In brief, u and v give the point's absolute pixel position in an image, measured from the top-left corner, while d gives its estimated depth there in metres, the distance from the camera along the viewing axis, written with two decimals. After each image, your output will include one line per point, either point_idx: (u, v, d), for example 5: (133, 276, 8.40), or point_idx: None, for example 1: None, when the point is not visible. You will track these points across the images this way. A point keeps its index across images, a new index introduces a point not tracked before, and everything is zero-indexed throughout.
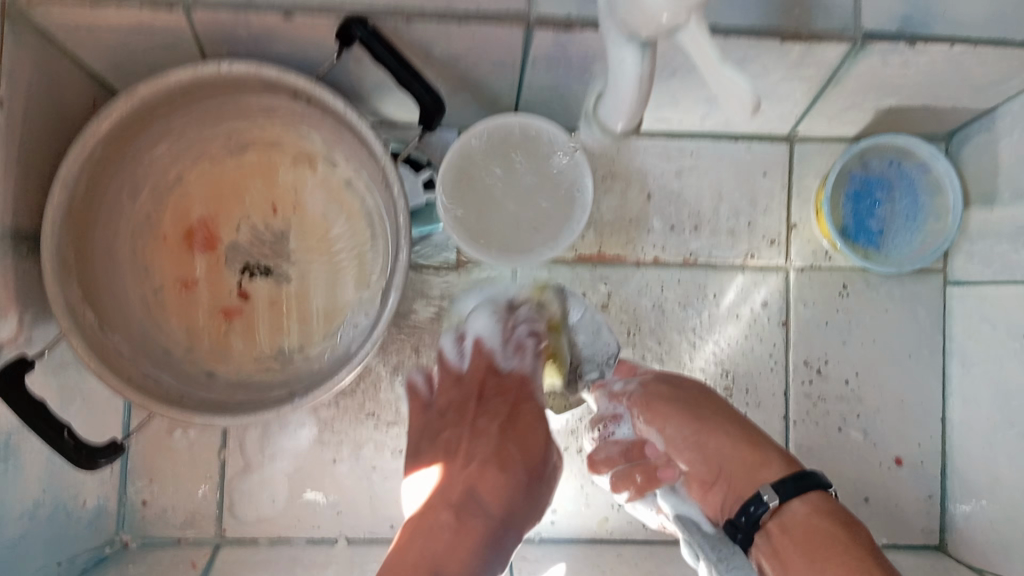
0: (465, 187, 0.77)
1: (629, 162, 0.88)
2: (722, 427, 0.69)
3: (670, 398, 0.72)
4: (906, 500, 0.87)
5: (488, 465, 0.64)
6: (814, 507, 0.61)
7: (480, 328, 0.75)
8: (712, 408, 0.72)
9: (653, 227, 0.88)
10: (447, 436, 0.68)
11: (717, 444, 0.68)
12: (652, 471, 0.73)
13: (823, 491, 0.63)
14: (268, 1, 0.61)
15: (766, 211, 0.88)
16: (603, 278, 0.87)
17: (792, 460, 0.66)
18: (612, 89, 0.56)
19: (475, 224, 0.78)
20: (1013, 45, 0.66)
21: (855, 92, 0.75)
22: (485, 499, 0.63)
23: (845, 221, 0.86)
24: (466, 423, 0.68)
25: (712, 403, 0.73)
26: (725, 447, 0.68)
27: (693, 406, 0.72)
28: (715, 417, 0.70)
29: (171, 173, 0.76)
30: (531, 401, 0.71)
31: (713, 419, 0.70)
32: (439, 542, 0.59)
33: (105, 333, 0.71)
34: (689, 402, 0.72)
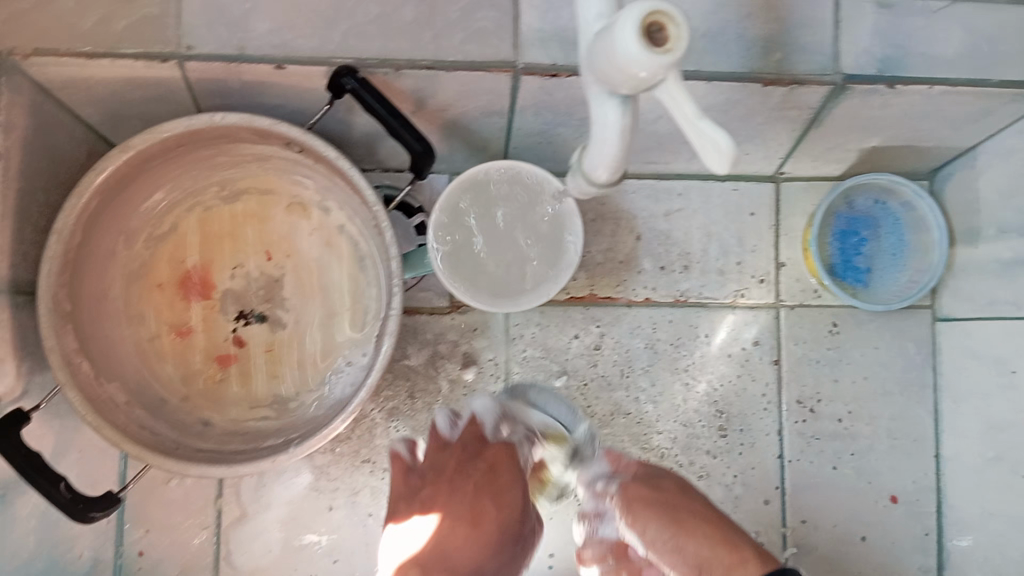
0: (462, 257, 0.79)
1: (619, 205, 0.89)
2: (698, 523, 0.65)
3: (648, 499, 0.68)
4: (903, 538, 0.87)
5: (461, 520, 0.62)
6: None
7: (484, 413, 0.76)
8: (691, 503, 0.67)
9: (643, 268, 0.89)
10: (430, 502, 0.66)
11: (693, 544, 0.64)
12: (638, 570, 0.74)
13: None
14: (260, 55, 0.62)
15: (754, 250, 0.89)
16: (595, 319, 0.88)
17: (770, 557, 0.61)
18: (594, 138, 0.56)
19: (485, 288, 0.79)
20: (990, 83, 0.67)
21: (839, 133, 0.77)
22: (459, 551, 0.60)
23: (832, 259, 0.88)
24: (450, 486, 0.66)
25: (692, 500, 0.68)
26: (702, 547, 0.63)
27: (670, 502, 0.67)
28: (694, 514, 0.66)
29: (167, 222, 0.77)
30: (514, 464, 0.69)
31: (691, 518, 0.66)
32: None
33: (102, 383, 0.72)
34: (669, 498, 0.68)
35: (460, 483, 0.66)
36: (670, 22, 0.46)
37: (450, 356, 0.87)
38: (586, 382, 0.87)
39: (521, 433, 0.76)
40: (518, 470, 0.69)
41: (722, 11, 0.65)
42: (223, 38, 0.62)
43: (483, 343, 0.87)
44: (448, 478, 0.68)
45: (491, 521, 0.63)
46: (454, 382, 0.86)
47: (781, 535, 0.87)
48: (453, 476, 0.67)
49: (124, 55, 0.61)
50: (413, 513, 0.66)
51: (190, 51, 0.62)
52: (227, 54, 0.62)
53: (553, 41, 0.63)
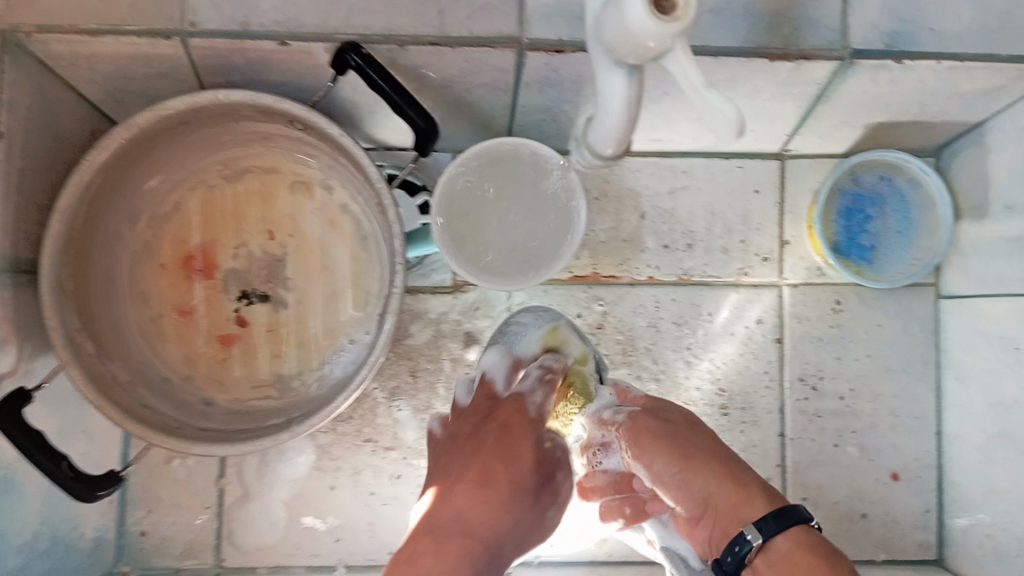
0: (473, 243, 0.78)
1: (622, 183, 0.88)
2: (705, 457, 0.67)
3: (655, 431, 0.71)
4: (905, 515, 0.88)
5: (472, 477, 0.62)
6: (800, 539, 0.59)
7: (492, 368, 0.76)
8: (698, 436, 0.70)
9: (647, 246, 0.88)
10: (448, 461, 0.66)
11: (701, 476, 0.66)
12: (641, 503, 0.77)
13: (805, 526, 0.60)
14: (264, 32, 0.62)
15: (758, 228, 0.89)
16: (598, 298, 0.88)
17: (777, 496, 0.64)
18: (599, 110, 0.56)
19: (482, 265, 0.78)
20: (1000, 58, 0.67)
21: (845, 109, 0.76)
22: (473, 513, 0.59)
23: (836, 237, 0.87)
24: (465, 447, 0.66)
25: (701, 432, 0.70)
26: (708, 482, 0.66)
27: (678, 437, 0.69)
28: (701, 446, 0.68)
29: (169, 201, 0.77)
30: (527, 421, 0.69)
31: (698, 451, 0.68)
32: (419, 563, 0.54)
33: (105, 363, 0.71)
34: (677, 432, 0.70)
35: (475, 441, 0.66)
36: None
37: (453, 335, 0.86)
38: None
39: (531, 374, 0.75)
40: (529, 425, 0.68)
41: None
42: (227, 14, 0.61)
43: (486, 322, 0.87)
44: (464, 437, 0.68)
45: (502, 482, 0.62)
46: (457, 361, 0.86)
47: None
48: (470, 435, 0.67)
49: (127, 31, 0.61)
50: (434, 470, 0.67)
51: (193, 27, 0.61)
52: (230, 30, 0.61)
53: (559, 16, 0.63)
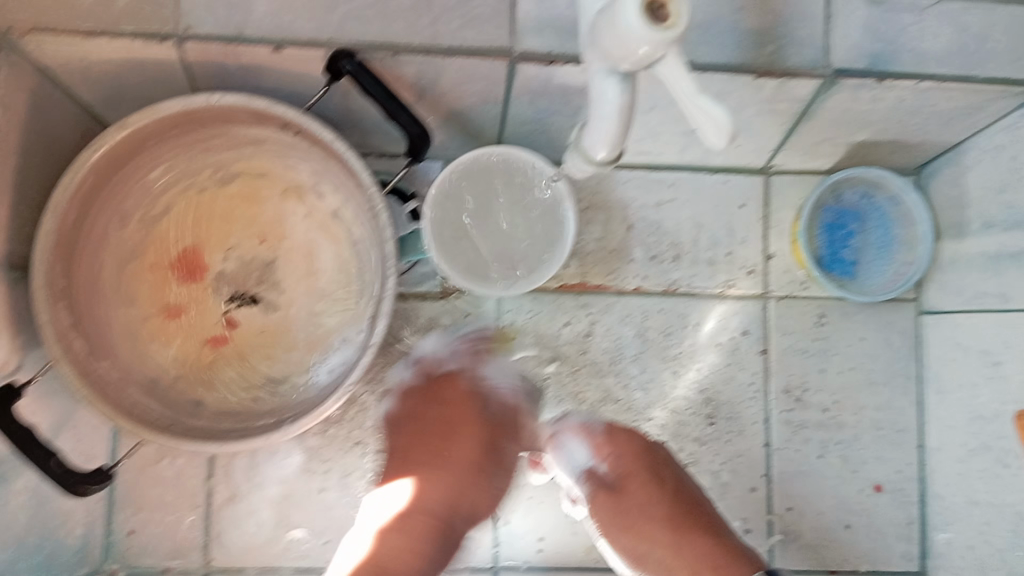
0: (462, 256, 0.79)
1: (610, 194, 0.90)
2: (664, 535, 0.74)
3: (613, 513, 0.76)
4: (887, 527, 0.89)
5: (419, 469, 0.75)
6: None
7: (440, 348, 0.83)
8: (654, 509, 0.75)
9: (634, 257, 0.89)
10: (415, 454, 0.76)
11: (657, 552, 0.74)
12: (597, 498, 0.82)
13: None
14: (259, 38, 0.63)
15: (744, 241, 0.90)
16: (586, 306, 0.89)
17: (737, 558, 0.72)
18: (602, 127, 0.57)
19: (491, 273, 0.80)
20: (978, 80, 0.69)
21: (829, 126, 0.78)
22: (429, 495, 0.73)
23: (819, 251, 0.88)
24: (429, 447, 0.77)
25: (658, 498, 0.76)
26: (666, 553, 0.74)
27: (636, 517, 0.75)
28: (657, 522, 0.75)
29: (160, 204, 0.78)
30: (469, 403, 0.78)
31: (656, 531, 0.75)
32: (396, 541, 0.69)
33: (93, 362, 0.72)
34: (636, 510, 0.76)
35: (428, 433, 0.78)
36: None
37: None
38: (577, 368, 0.89)
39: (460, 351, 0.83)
40: (472, 399, 0.79)
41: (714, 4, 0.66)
42: (222, 20, 0.63)
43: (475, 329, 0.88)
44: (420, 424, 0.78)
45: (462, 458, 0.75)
46: None
47: (767, 522, 0.89)
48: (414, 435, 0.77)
49: (123, 34, 0.62)
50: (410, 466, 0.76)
51: (186, 32, 0.63)
52: (226, 35, 0.63)
53: (549, 29, 0.64)
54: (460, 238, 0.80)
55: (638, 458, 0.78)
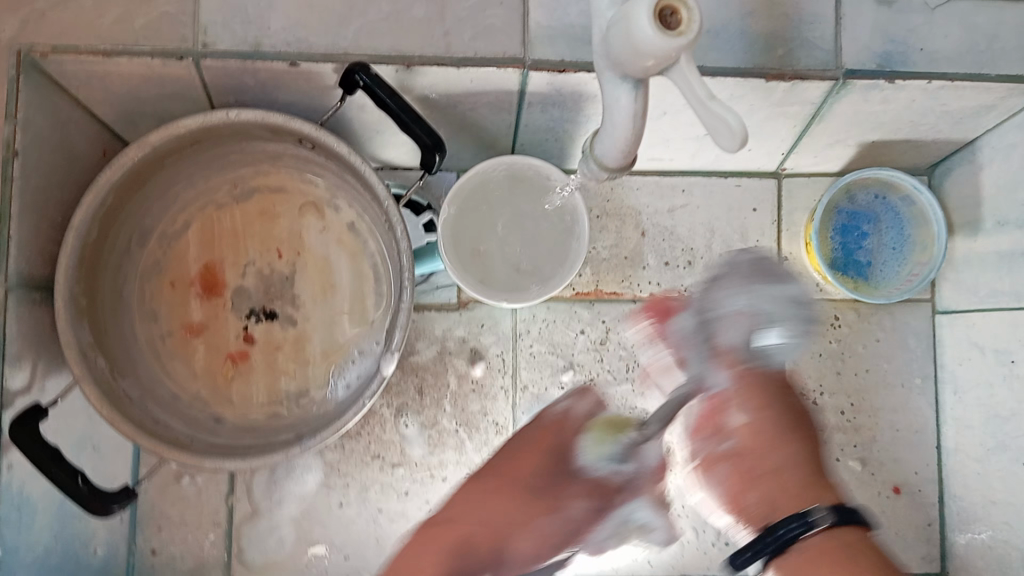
0: (483, 266, 0.80)
1: (623, 202, 0.90)
2: (763, 459, 0.60)
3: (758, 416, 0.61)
4: (906, 530, 0.88)
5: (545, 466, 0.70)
6: (826, 542, 0.53)
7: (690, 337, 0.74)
8: (794, 412, 0.63)
9: (648, 263, 0.89)
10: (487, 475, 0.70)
11: (774, 449, 0.60)
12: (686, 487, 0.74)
13: (823, 531, 0.54)
14: (275, 53, 0.64)
15: (757, 246, 0.90)
16: (601, 314, 0.88)
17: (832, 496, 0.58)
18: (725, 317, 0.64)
19: (523, 284, 0.80)
20: (988, 78, 0.69)
21: (839, 126, 0.79)
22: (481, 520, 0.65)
23: (833, 254, 0.89)
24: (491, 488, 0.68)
25: (790, 443, 0.60)
26: (787, 448, 0.60)
27: (775, 409, 0.61)
28: (792, 420, 0.62)
29: (179, 221, 0.79)
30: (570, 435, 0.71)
31: (792, 428, 0.61)
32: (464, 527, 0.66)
33: (115, 379, 0.73)
34: (773, 391, 0.63)
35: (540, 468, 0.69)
36: (683, 6, 0.47)
37: (459, 351, 0.87)
38: (594, 377, 0.88)
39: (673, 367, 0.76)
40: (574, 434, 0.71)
41: (725, 9, 0.67)
42: (239, 36, 0.64)
43: (491, 339, 0.87)
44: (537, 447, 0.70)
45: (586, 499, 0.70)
46: (463, 377, 0.86)
47: None
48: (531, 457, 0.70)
49: (142, 52, 0.63)
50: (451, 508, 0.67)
51: (206, 48, 0.64)
52: (242, 51, 0.64)
53: (562, 38, 0.65)
54: (482, 250, 0.80)
55: (782, 396, 0.63)
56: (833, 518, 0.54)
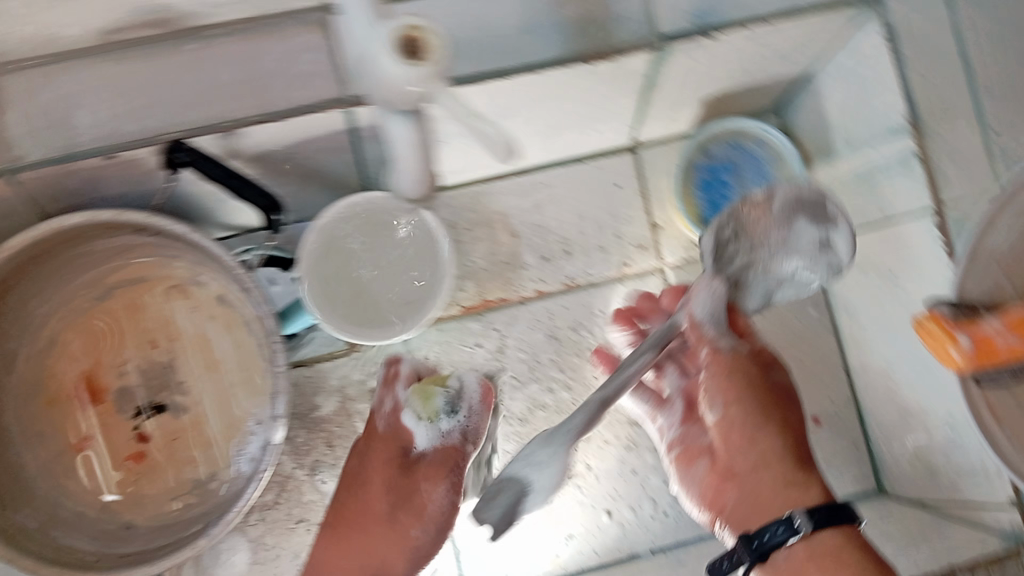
0: (351, 306, 0.78)
1: (489, 208, 0.88)
2: (756, 447, 0.65)
3: (748, 418, 0.66)
4: (835, 459, 0.90)
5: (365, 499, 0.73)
6: (805, 552, 0.59)
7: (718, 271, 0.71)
8: (758, 394, 0.67)
9: (527, 263, 0.88)
10: (345, 494, 0.74)
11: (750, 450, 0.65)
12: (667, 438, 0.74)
13: (802, 538, 0.59)
14: (89, 148, 0.62)
15: (629, 220, 0.90)
16: (492, 324, 0.87)
17: (807, 470, 0.64)
18: (767, 249, 0.70)
19: (404, 316, 0.79)
20: (801, 10, 0.70)
21: (675, 88, 0.80)
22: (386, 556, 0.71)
23: (700, 210, 0.89)
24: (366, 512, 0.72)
25: (768, 437, 0.65)
26: (773, 443, 0.65)
27: (747, 401, 0.66)
28: (767, 395, 0.67)
29: (43, 337, 0.76)
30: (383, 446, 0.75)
31: (773, 408, 0.67)
32: (359, 548, 0.71)
33: (11, 515, 0.72)
34: (744, 386, 0.67)
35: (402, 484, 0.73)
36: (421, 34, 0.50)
37: (359, 396, 0.85)
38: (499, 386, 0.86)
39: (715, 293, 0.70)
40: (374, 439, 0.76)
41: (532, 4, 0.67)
42: (48, 140, 0.62)
43: None
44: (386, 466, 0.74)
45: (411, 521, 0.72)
46: None
47: None
48: (387, 480, 0.73)
49: None
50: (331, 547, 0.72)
51: (17, 161, 0.62)
52: (55, 155, 0.62)
53: None
54: (347, 288, 0.78)
55: (754, 375, 0.68)
56: (811, 524, 0.58)
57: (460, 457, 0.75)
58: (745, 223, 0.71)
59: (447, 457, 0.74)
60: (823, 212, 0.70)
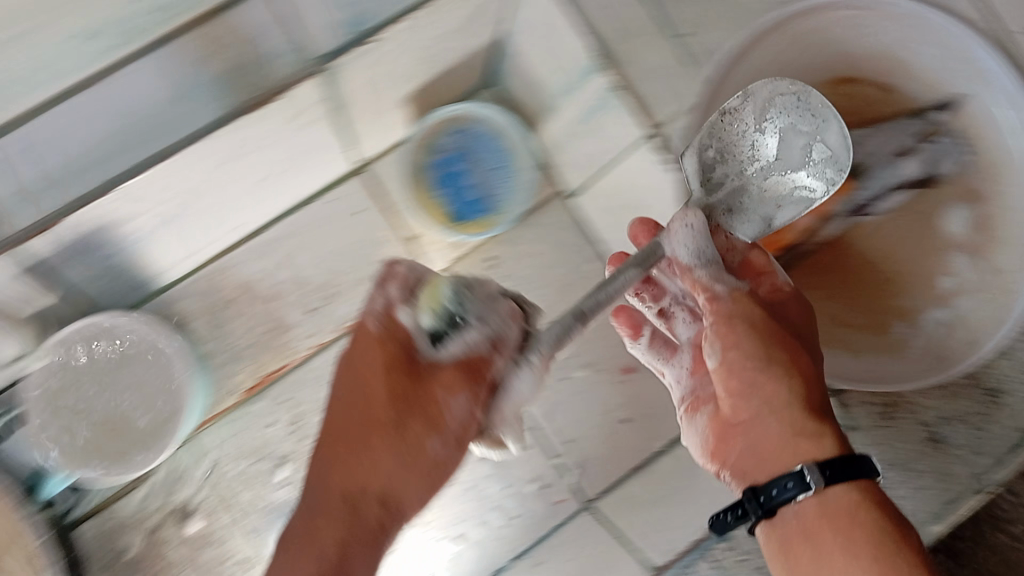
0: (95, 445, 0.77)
1: (233, 282, 0.82)
2: (752, 406, 0.58)
3: (744, 364, 0.58)
4: (662, 401, 0.84)
5: (389, 415, 0.60)
6: (815, 508, 0.53)
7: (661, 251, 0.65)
8: (763, 332, 0.59)
9: (293, 322, 0.84)
10: (349, 411, 0.61)
11: (754, 401, 0.58)
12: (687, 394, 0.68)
13: (812, 494, 0.53)
14: None
15: (383, 242, 0.86)
16: (276, 399, 0.83)
17: (821, 438, 0.54)
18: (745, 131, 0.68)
19: (162, 432, 0.79)
20: None
21: (361, 98, 0.77)
22: (399, 489, 0.61)
23: (450, 208, 0.87)
24: (388, 436, 0.60)
25: (771, 386, 0.57)
26: (779, 394, 0.57)
27: (745, 366, 0.58)
28: (776, 333, 0.59)
29: None
30: (375, 378, 0.61)
31: (776, 352, 0.58)
32: (371, 478, 0.60)
33: None
34: (737, 338, 0.59)
35: (407, 405, 0.60)
36: None
37: (167, 522, 0.82)
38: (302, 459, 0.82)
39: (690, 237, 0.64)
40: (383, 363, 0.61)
41: (174, 73, 0.65)
42: None
43: (191, 490, 0.82)
44: (393, 363, 0.61)
45: (421, 429, 0.60)
46: (185, 543, 0.81)
47: (554, 466, 0.85)
48: (392, 385, 0.60)
49: None
50: (349, 464, 0.61)
51: None
52: None
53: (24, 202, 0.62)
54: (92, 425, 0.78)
55: (757, 316, 0.60)
56: (823, 481, 0.52)
57: (487, 368, 0.61)
58: (726, 140, 0.69)
59: (475, 365, 0.60)
60: (812, 108, 0.68)
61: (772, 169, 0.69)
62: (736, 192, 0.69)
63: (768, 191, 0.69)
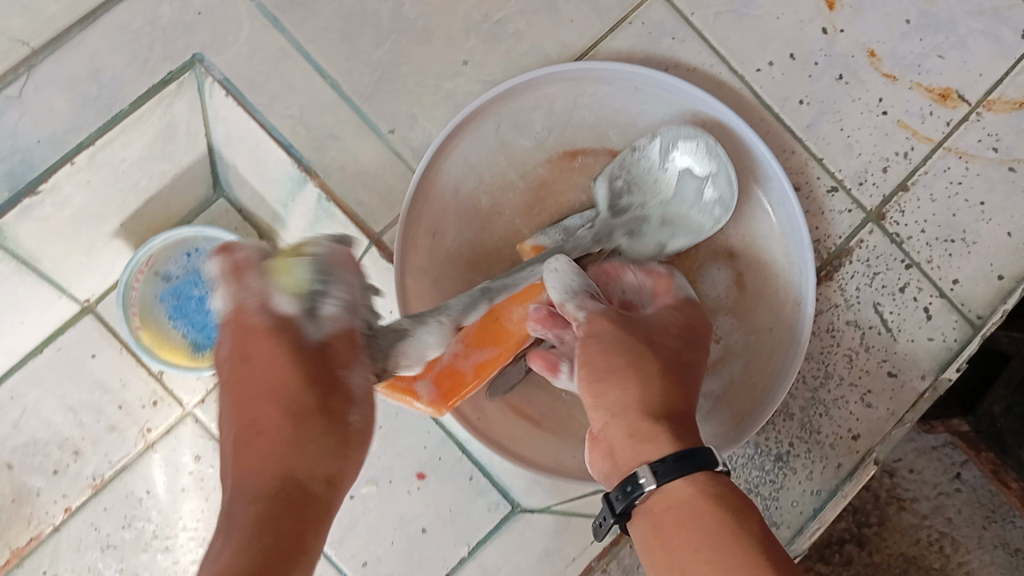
0: None
1: None
2: (617, 397, 0.56)
3: (608, 367, 0.57)
4: (459, 505, 0.75)
5: (296, 401, 0.52)
6: (658, 505, 0.52)
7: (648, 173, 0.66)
8: (630, 342, 0.59)
9: (38, 487, 0.78)
10: (256, 407, 0.53)
11: (629, 398, 0.56)
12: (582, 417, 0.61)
13: (654, 488, 0.52)
14: None
15: (125, 384, 0.80)
16: (34, 571, 0.77)
17: (666, 443, 0.54)
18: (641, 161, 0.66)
19: None
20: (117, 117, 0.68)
21: (63, 238, 0.73)
22: (309, 465, 0.51)
23: (189, 339, 0.78)
24: (291, 433, 0.51)
25: (617, 392, 0.56)
26: (633, 396, 0.56)
27: (604, 365, 0.57)
28: (636, 349, 0.58)
29: None
30: (280, 346, 0.53)
31: (623, 358, 0.58)
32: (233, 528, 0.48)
33: None
34: (593, 355, 0.58)
35: (323, 390, 0.53)
36: None
37: None
38: None
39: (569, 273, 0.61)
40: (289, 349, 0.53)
41: None
42: None
43: None
44: (290, 352, 0.53)
45: (343, 408, 0.54)
46: None
47: None
48: (293, 370, 0.52)
49: None
50: (257, 465, 0.51)
51: None
52: None
53: None
54: None
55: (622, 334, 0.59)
56: (658, 477, 0.52)
57: (357, 338, 0.54)
58: (636, 173, 0.66)
59: (348, 340, 0.54)
60: (709, 157, 0.64)
61: (668, 204, 0.66)
62: (638, 224, 0.66)
63: (669, 222, 0.66)
